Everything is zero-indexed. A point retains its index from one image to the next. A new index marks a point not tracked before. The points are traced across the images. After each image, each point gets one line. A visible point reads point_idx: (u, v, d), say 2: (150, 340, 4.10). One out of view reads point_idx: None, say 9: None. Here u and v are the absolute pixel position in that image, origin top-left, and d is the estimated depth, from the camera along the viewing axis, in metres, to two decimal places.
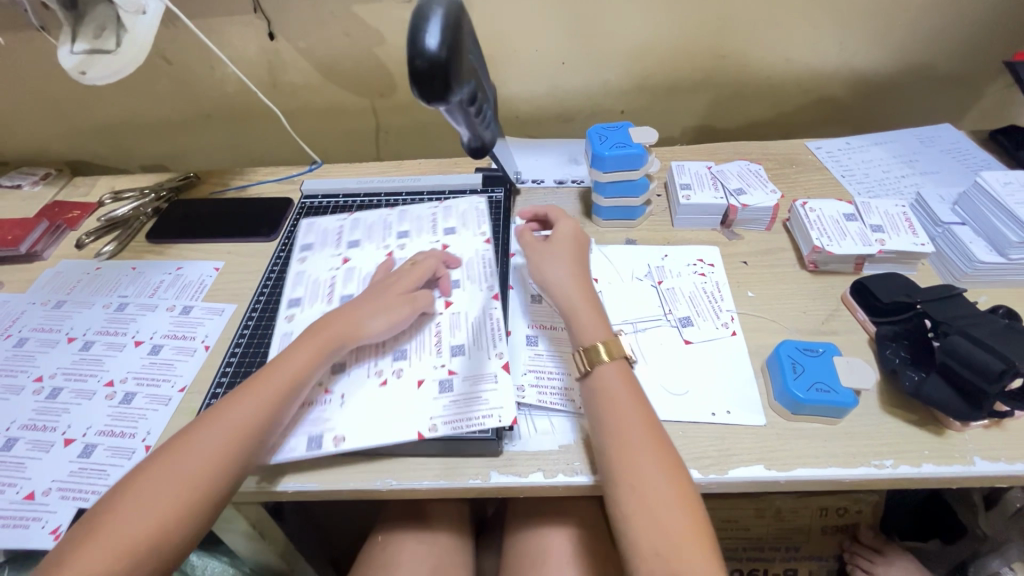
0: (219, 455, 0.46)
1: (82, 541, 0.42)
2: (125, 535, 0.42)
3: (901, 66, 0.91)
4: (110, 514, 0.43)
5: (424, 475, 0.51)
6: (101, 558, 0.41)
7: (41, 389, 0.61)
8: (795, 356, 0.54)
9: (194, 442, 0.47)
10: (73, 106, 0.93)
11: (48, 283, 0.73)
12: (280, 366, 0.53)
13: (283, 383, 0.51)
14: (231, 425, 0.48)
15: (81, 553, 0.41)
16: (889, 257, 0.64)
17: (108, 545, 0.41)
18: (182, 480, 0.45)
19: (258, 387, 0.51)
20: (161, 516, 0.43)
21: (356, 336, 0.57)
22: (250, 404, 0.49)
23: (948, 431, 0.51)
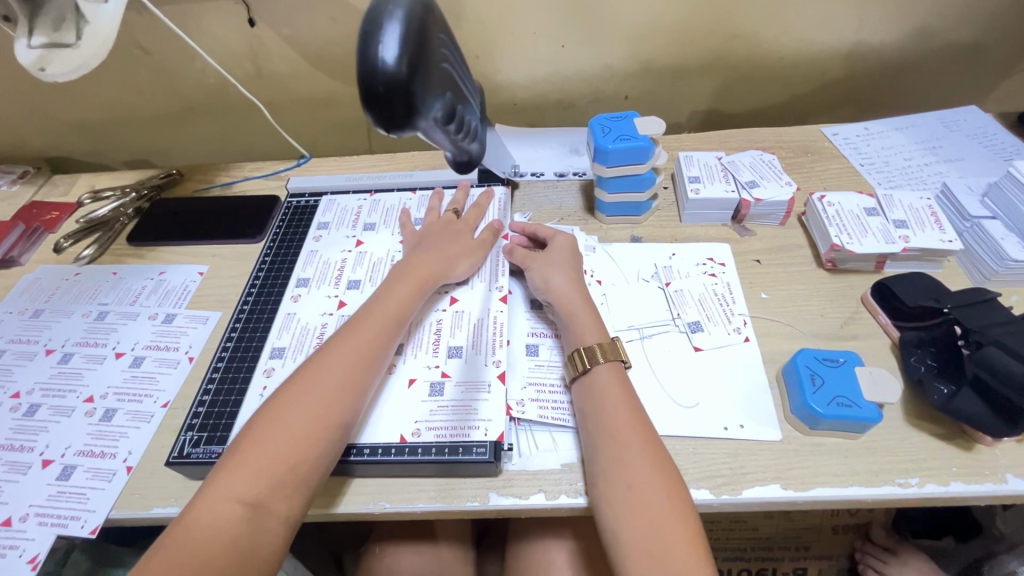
0: (345, 379, 0.47)
1: (231, 464, 0.42)
2: (270, 448, 0.43)
3: (924, 43, 0.86)
4: (252, 438, 0.43)
5: (419, 497, 0.48)
6: (254, 476, 0.41)
7: (18, 406, 0.58)
8: (814, 366, 0.50)
9: (319, 369, 0.48)
10: (49, 101, 0.88)
11: (25, 291, 0.70)
12: (383, 302, 0.54)
13: (389, 315, 0.53)
14: (351, 353, 0.49)
15: (234, 473, 0.41)
16: (914, 255, 0.60)
17: (260, 463, 0.42)
18: (316, 404, 0.45)
19: (366, 319, 0.53)
20: (303, 429, 0.44)
21: (446, 276, 0.59)
22: (365, 334, 0.51)
23: (978, 446, 0.48)
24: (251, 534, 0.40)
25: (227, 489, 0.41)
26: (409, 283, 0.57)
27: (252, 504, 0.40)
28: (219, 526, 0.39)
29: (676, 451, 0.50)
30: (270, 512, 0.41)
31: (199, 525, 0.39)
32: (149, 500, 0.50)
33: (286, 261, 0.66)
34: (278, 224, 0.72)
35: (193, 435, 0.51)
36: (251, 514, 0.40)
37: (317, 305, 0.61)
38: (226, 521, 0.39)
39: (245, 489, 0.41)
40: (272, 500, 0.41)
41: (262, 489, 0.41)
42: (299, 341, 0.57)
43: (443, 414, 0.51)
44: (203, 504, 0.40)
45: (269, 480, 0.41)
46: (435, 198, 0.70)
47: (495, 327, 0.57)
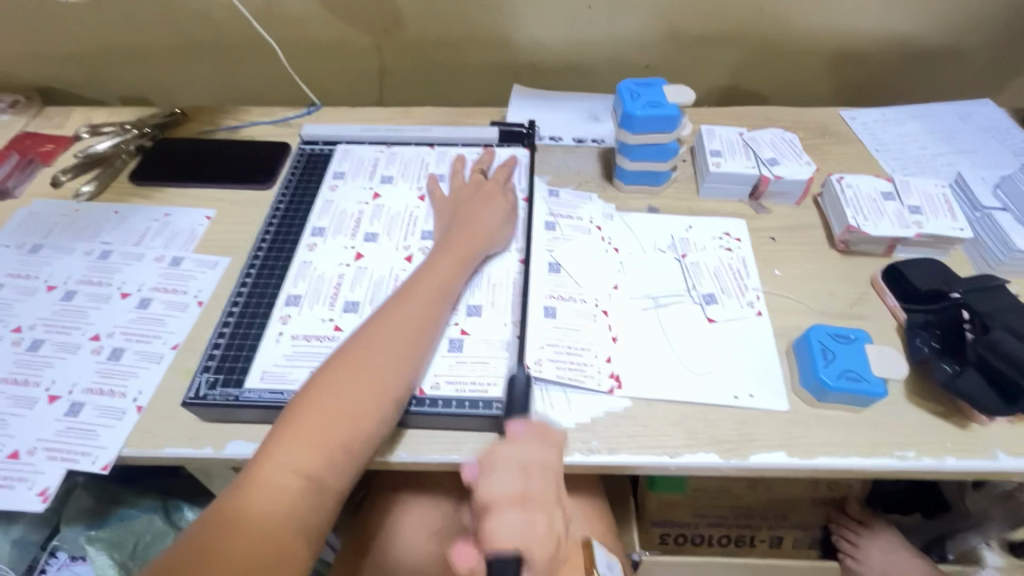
0: (397, 355, 0.47)
1: (286, 435, 0.42)
2: (322, 423, 0.42)
3: (942, 34, 0.86)
4: (307, 408, 0.43)
5: (435, 449, 0.49)
6: (313, 448, 0.41)
7: (20, 340, 0.57)
8: (826, 341, 0.52)
9: (372, 344, 0.47)
10: (43, 26, 0.84)
11: (22, 225, 0.67)
12: (429, 276, 0.53)
13: (435, 289, 0.52)
14: (404, 327, 0.49)
15: (293, 443, 0.41)
16: (925, 241, 0.61)
17: (318, 436, 0.42)
18: (371, 379, 0.45)
19: (417, 291, 0.52)
20: (354, 407, 0.44)
21: (486, 248, 0.58)
22: (414, 310, 0.50)
23: (973, 424, 0.50)
24: (311, 506, 0.40)
25: (286, 461, 0.41)
26: (453, 257, 0.55)
27: (311, 477, 0.41)
28: (280, 496, 0.40)
29: (687, 416, 0.51)
30: (326, 485, 0.41)
31: (263, 493, 0.39)
32: (161, 440, 0.50)
33: (299, 210, 0.65)
34: (290, 172, 0.70)
35: (210, 377, 0.51)
36: (311, 485, 0.41)
37: (333, 255, 0.60)
38: (288, 492, 0.40)
39: (305, 462, 0.41)
40: (330, 473, 0.42)
41: (321, 462, 0.41)
42: (317, 291, 0.57)
43: (465, 368, 0.52)
44: (265, 472, 0.40)
45: (323, 455, 0.42)
46: (459, 161, 0.68)
47: (514, 290, 0.57)
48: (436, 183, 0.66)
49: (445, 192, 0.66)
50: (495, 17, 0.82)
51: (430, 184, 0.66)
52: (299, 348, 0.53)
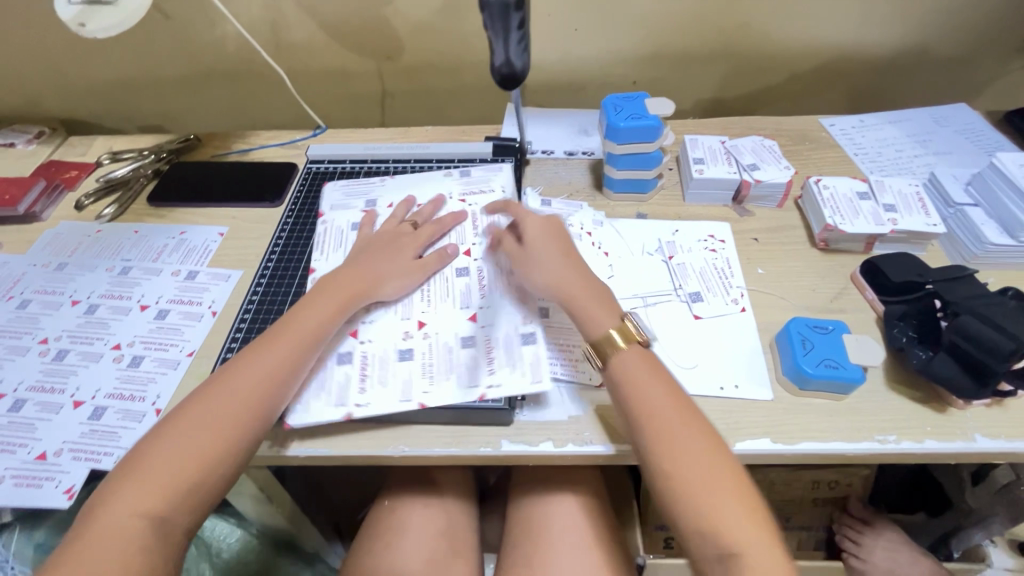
0: (252, 397, 0.48)
1: (134, 480, 0.44)
2: (167, 469, 0.44)
3: (916, 43, 0.90)
4: (152, 458, 0.45)
5: (436, 442, 0.52)
6: (154, 495, 0.43)
7: (47, 351, 0.60)
8: (805, 332, 0.54)
9: (222, 387, 0.48)
10: (69, 64, 0.90)
11: (48, 245, 0.71)
12: (301, 318, 0.54)
13: (305, 330, 0.53)
14: (255, 369, 0.50)
15: (130, 490, 0.43)
16: (900, 237, 0.64)
17: (164, 480, 0.44)
18: (215, 424, 0.46)
19: (279, 335, 0.52)
20: (200, 451, 0.45)
21: (377, 286, 0.58)
22: (270, 353, 0.51)
23: (951, 409, 0.52)
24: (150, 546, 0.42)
25: (129, 507, 0.43)
26: (329, 292, 0.56)
27: (151, 519, 0.43)
28: (117, 539, 0.41)
29: None
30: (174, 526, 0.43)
31: (101, 538, 0.41)
32: None
33: (308, 223, 0.69)
34: (298, 189, 0.75)
35: None
36: (153, 527, 0.42)
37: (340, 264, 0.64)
38: (123, 536, 0.42)
39: (149, 505, 0.43)
40: (174, 513, 0.43)
41: (160, 505, 0.43)
42: None
43: (460, 361, 0.54)
44: (103, 516, 0.42)
45: (170, 499, 0.43)
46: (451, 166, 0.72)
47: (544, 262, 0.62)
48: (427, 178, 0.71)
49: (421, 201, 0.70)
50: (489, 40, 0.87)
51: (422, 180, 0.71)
52: None
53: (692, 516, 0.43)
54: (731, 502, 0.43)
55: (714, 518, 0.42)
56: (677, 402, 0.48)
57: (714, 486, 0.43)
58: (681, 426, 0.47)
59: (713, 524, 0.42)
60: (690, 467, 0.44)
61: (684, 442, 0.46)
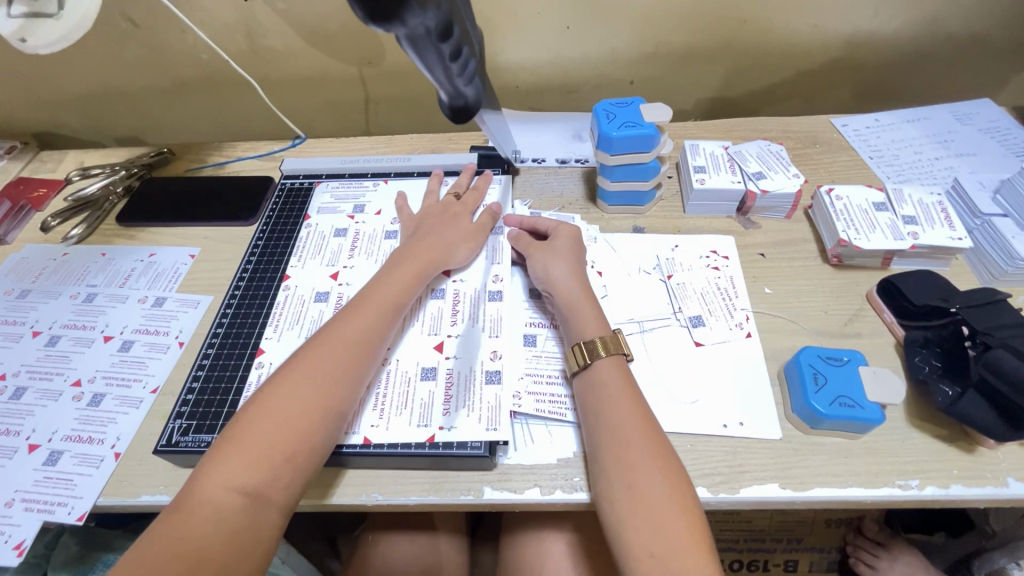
0: (342, 363, 0.46)
1: (226, 451, 0.41)
2: (260, 441, 0.41)
3: (938, 34, 0.84)
4: (249, 426, 0.42)
5: (412, 490, 0.48)
6: (253, 466, 0.40)
7: (4, 389, 0.57)
8: (817, 364, 0.49)
9: (319, 352, 0.47)
10: (36, 75, 0.86)
11: (12, 271, 0.68)
12: (384, 288, 0.53)
13: (389, 299, 0.52)
14: (349, 336, 0.48)
15: (230, 460, 0.40)
16: (922, 252, 0.58)
17: (257, 450, 0.41)
18: (317, 389, 0.44)
19: (363, 304, 0.51)
20: (301, 419, 0.43)
21: (445, 263, 0.58)
22: (362, 322, 0.50)
23: (980, 448, 0.47)
24: (250, 523, 0.39)
25: (224, 479, 0.39)
26: (405, 266, 0.55)
27: (251, 493, 0.39)
28: (216, 514, 0.38)
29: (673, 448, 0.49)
30: (269, 501, 0.40)
31: (196, 513, 0.38)
32: (137, 488, 0.49)
33: (281, 242, 0.65)
34: (272, 207, 0.70)
35: (182, 423, 0.50)
36: (249, 501, 0.39)
37: (310, 289, 0.60)
38: (225, 510, 0.38)
39: (242, 478, 0.40)
40: (275, 484, 0.40)
41: (259, 478, 0.40)
42: (293, 325, 0.57)
43: (417, 400, 0.51)
44: (200, 489, 0.39)
45: (264, 469, 0.40)
46: (436, 180, 0.68)
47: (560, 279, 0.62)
48: (404, 202, 0.67)
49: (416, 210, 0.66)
50: None
51: (400, 202, 0.67)
52: None
53: (635, 538, 0.40)
54: (677, 531, 0.40)
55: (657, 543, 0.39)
56: (642, 421, 0.46)
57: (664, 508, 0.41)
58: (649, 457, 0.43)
59: (653, 553, 0.39)
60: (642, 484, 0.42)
61: (641, 462, 0.43)
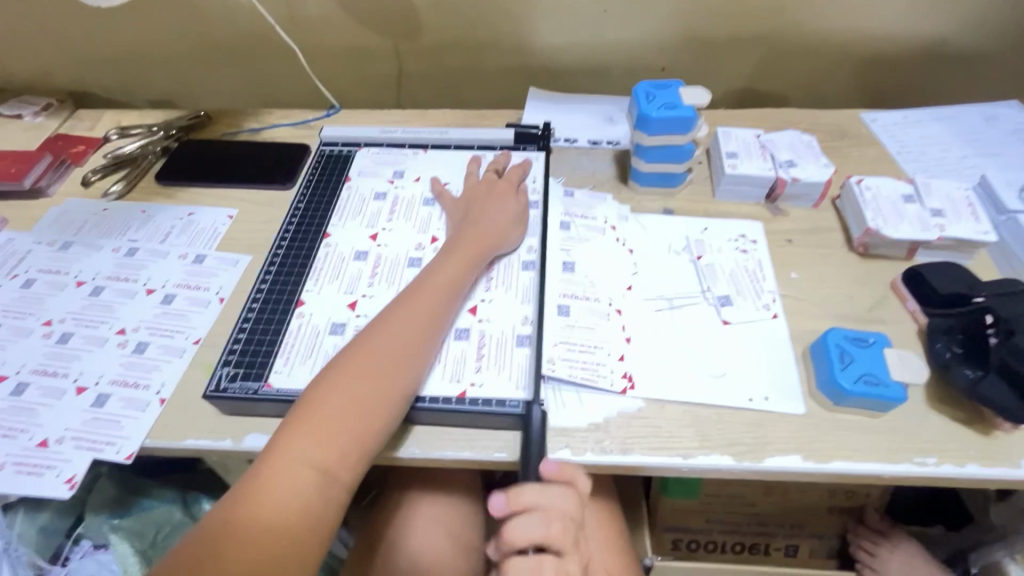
0: (406, 350, 0.48)
1: (302, 427, 0.42)
2: (334, 420, 0.43)
3: (966, 36, 0.85)
4: (320, 407, 0.43)
5: (448, 446, 0.49)
6: (327, 442, 0.42)
7: (51, 333, 0.59)
8: (843, 344, 0.51)
9: (382, 335, 0.48)
10: (78, 33, 0.87)
11: (54, 222, 0.69)
12: (441, 273, 0.54)
13: (446, 285, 0.53)
14: (412, 321, 0.50)
15: (307, 437, 0.42)
16: (947, 245, 0.60)
17: (330, 428, 0.43)
18: (383, 373, 0.46)
19: (422, 291, 0.52)
20: (366, 402, 0.44)
21: (496, 248, 0.59)
22: (419, 308, 0.51)
23: (995, 431, 0.49)
24: (323, 499, 0.41)
25: (301, 453, 0.41)
26: (459, 254, 0.56)
27: (324, 469, 0.41)
28: (293, 487, 0.40)
29: (700, 417, 0.51)
30: (339, 478, 0.42)
31: (275, 488, 0.39)
32: (182, 432, 0.51)
33: (321, 205, 0.67)
34: (310, 171, 0.72)
35: (229, 371, 0.52)
36: (323, 477, 0.41)
37: (349, 250, 0.61)
38: (301, 484, 0.40)
39: (318, 454, 0.41)
40: (346, 459, 0.42)
41: (333, 454, 0.42)
42: (334, 279, 0.59)
43: (452, 360, 0.52)
44: (277, 463, 0.40)
45: (337, 447, 0.42)
46: (475, 162, 0.69)
47: (598, 270, 0.61)
48: (441, 186, 0.66)
49: (454, 193, 0.66)
50: (512, 21, 0.82)
51: (437, 187, 0.66)
52: (316, 342, 0.54)
53: None
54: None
55: None
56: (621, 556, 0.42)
57: None
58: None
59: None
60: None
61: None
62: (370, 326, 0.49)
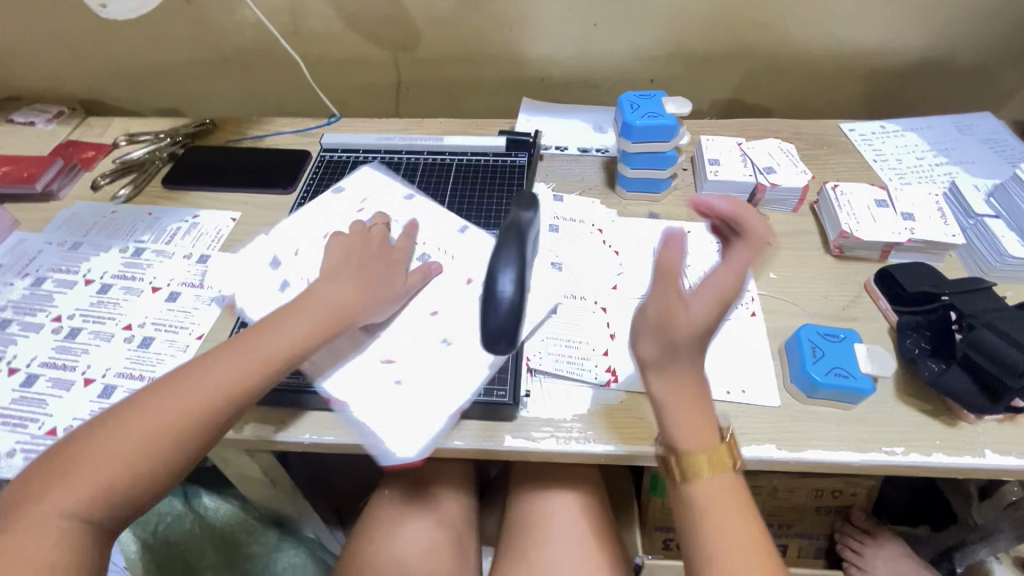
0: (220, 400, 0.45)
1: (55, 481, 0.40)
2: (104, 477, 0.41)
3: (943, 50, 0.88)
4: (85, 460, 0.41)
5: (439, 435, 0.52)
6: (80, 495, 0.40)
7: (60, 329, 0.61)
8: (815, 340, 0.54)
9: (187, 385, 0.45)
10: (90, 45, 0.91)
11: (64, 224, 0.72)
12: (293, 322, 0.50)
13: (281, 333, 0.49)
14: (234, 371, 0.46)
15: (63, 490, 0.40)
16: (918, 247, 0.63)
17: (87, 482, 0.40)
18: (181, 428, 0.43)
19: (257, 336, 0.49)
20: (151, 458, 0.42)
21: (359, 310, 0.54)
22: (253, 356, 0.48)
23: (961, 423, 0.51)
24: (78, 554, 0.39)
25: (54, 508, 0.39)
26: (320, 308, 0.52)
27: (80, 522, 0.40)
28: (40, 542, 0.38)
29: None
30: (96, 533, 0.40)
31: (19, 544, 0.38)
32: None
33: (321, 209, 0.70)
34: (311, 176, 0.75)
35: None
36: (81, 531, 0.40)
37: None
38: (51, 541, 0.39)
39: (71, 507, 0.40)
40: (119, 486, 0.41)
41: (85, 507, 0.40)
42: None
43: (442, 355, 0.55)
44: (31, 516, 0.39)
45: (94, 501, 0.40)
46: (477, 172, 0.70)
47: (584, 269, 0.64)
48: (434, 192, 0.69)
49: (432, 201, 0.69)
50: (506, 34, 0.86)
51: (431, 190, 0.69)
52: None
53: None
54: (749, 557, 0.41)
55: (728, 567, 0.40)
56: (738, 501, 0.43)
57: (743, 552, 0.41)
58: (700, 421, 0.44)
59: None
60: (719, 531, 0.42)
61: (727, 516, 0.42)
62: (191, 368, 0.47)
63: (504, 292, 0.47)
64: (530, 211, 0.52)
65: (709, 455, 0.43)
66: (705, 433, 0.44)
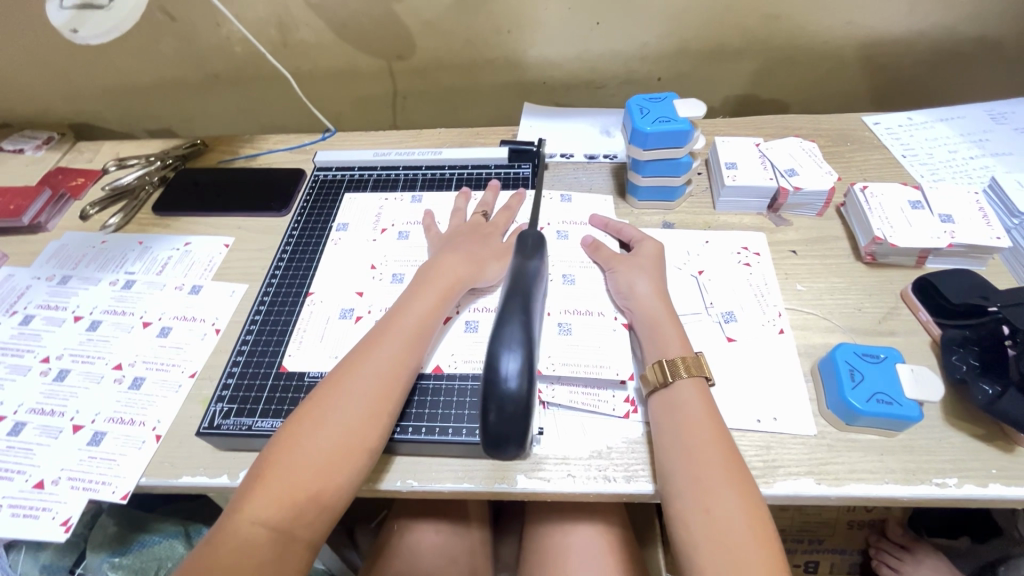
0: (371, 400, 0.46)
1: (254, 489, 0.42)
2: (295, 480, 0.42)
3: (973, 33, 0.83)
4: (275, 466, 0.43)
5: (446, 477, 0.48)
6: (280, 501, 0.41)
7: (49, 371, 0.58)
8: (853, 361, 0.49)
9: (343, 383, 0.47)
10: (76, 68, 0.88)
11: (53, 257, 0.70)
12: (413, 309, 0.52)
13: (415, 323, 0.51)
14: (379, 369, 0.48)
15: (258, 498, 0.41)
16: (958, 251, 0.58)
17: (283, 489, 0.42)
18: (347, 428, 0.45)
19: (388, 333, 0.51)
20: (335, 455, 0.43)
21: (472, 283, 0.56)
22: (388, 351, 0.49)
23: (1018, 448, 0.47)
24: (280, 557, 0.41)
25: (253, 515, 0.41)
26: (437, 289, 0.54)
27: (276, 529, 0.41)
28: (245, 548, 0.40)
29: None
30: (296, 537, 0.41)
31: (227, 549, 0.40)
32: (178, 469, 0.50)
33: (316, 233, 0.67)
34: (304, 199, 0.72)
35: (224, 407, 0.52)
36: (277, 537, 0.41)
37: (348, 281, 0.61)
38: (252, 545, 0.40)
39: (270, 515, 0.41)
40: (327, 489, 0.43)
41: (286, 514, 0.41)
42: (329, 308, 0.59)
43: (446, 394, 0.52)
44: (235, 524, 0.41)
45: (291, 508, 0.41)
46: (490, 194, 0.67)
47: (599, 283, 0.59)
48: (432, 219, 0.65)
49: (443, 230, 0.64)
50: (505, 37, 0.81)
51: (427, 221, 0.65)
52: (308, 375, 0.54)
53: (704, 555, 0.39)
54: (753, 557, 0.39)
55: (709, 512, 0.41)
56: (722, 447, 0.44)
57: (721, 488, 0.42)
58: (705, 418, 0.46)
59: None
60: (690, 462, 0.44)
61: (715, 476, 0.42)
62: (332, 375, 0.48)
63: (506, 378, 0.41)
64: (538, 260, 0.50)
65: (691, 356, 0.49)
66: (682, 342, 0.51)
